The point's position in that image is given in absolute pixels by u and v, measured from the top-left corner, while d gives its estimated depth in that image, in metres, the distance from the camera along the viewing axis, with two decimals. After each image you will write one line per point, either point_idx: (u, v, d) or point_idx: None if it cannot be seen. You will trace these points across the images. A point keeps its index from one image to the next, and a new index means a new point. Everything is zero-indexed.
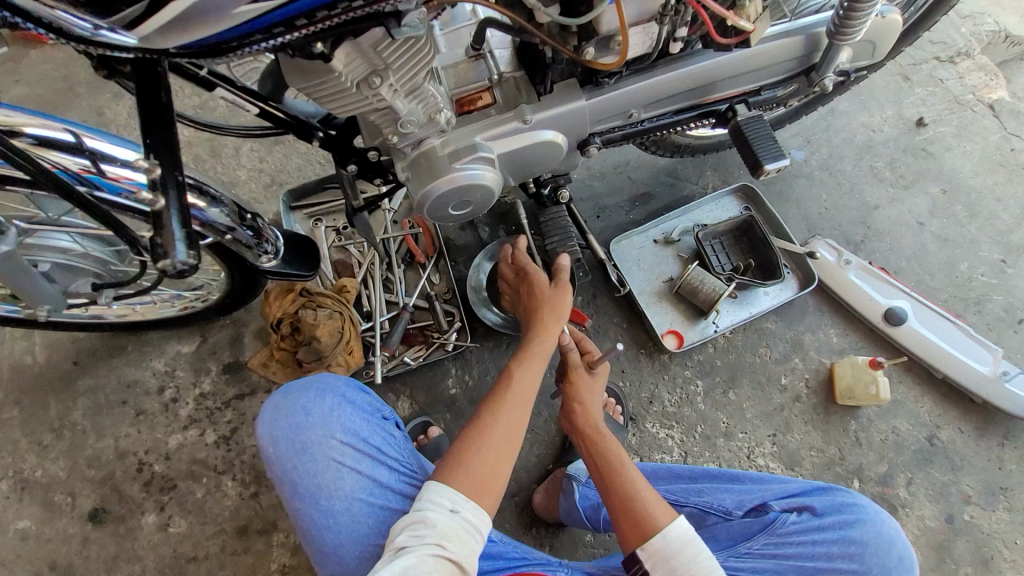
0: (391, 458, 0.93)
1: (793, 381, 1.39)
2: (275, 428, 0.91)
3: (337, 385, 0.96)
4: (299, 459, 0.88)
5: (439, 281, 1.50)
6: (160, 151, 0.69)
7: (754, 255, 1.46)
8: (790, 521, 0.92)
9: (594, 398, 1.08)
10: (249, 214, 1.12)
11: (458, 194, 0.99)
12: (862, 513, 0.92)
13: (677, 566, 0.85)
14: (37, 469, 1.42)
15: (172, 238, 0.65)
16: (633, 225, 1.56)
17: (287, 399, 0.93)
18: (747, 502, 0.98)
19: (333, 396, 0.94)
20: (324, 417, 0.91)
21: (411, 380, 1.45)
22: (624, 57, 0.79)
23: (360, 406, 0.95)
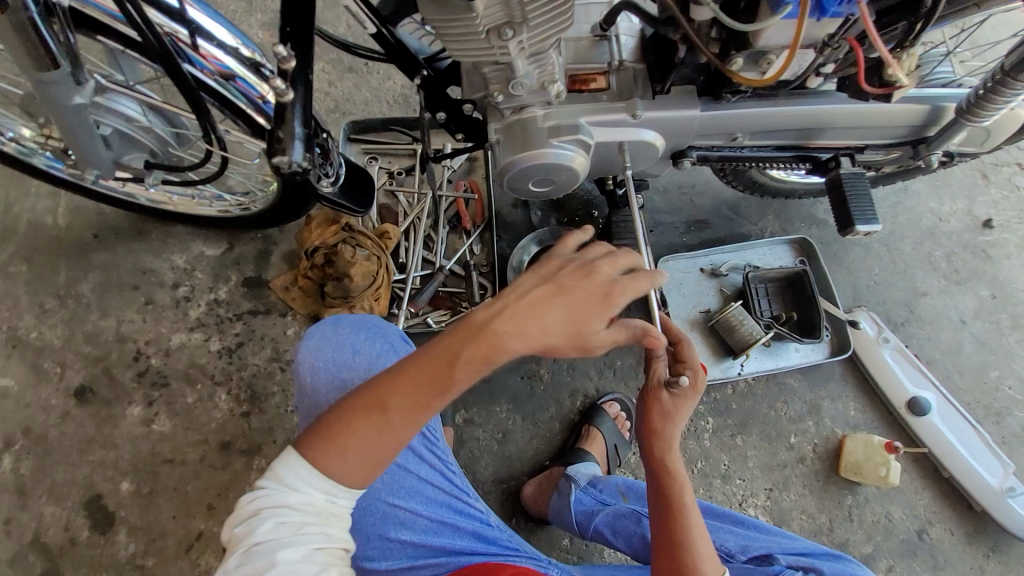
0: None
1: (801, 442, 1.39)
2: (319, 358, 0.89)
3: (388, 332, 0.96)
4: (337, 394, 0.88)
5: (480, 253, 1.48)
6: (297, 42, 0.78)
7: (797, 310, 1.43)
8: None
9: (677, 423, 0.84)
10: (323, 133, 1.09)
11: (544, 171, 0.96)
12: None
13: None
14: (33, 331, 1.38)
15: (292, 137, 0.79)
16: (684, 248, 1.53)
17: (337, 331, 0.93)
18: (751, 549, 1.00)
19: (383, 341, 0.94)
20: (370, 360, 0.90)
21: (428, 341, 1.43)
22: (775, 75, 0.75)
23: (404, 358, 0.96)
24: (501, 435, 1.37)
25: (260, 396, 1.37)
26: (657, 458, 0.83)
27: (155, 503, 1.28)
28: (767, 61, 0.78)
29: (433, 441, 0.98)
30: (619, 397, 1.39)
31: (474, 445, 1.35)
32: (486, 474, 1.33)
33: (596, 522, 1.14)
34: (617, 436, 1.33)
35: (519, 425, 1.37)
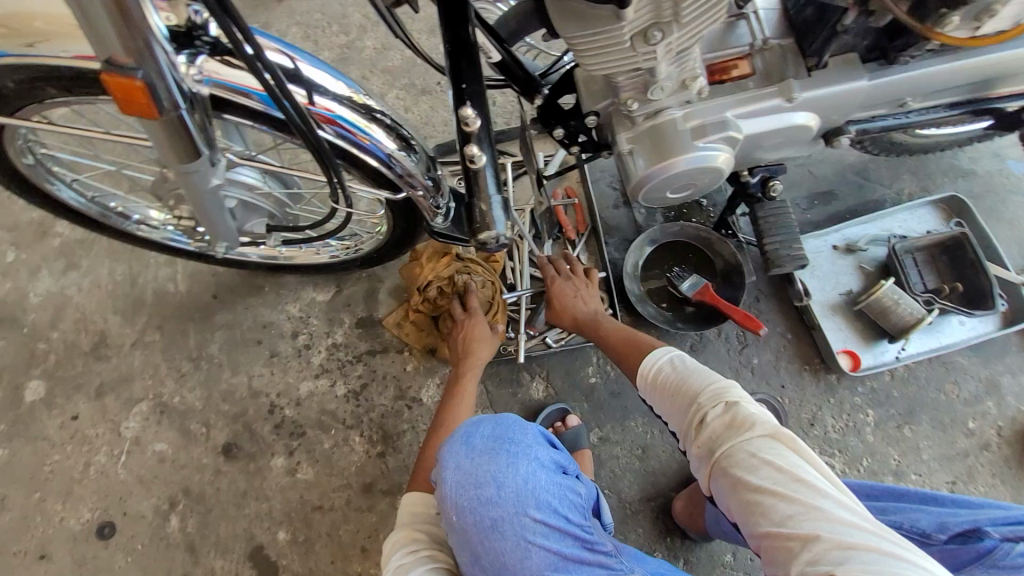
0: (578, 528, 0.87)
1: (982, 426, 1.24)
2: (461, 499, 0.85)
3: (524, 444, 0.91)
4: (488, 536, 0.83)
5: (588, 261, 1.41)
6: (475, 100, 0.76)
7: (957, 279, 1.27)
8: (1015, 553, 0.78)
9: (574, 295, 1.23)
10: (434, 164, 1.00)
11: (687, 178, 0.89)
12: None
13: (669, 382, 0.92)
14: (175, 395, 1.45)
15: (492, 208, 0.79)
16: (810, 225, 1.40)
17: (474, 462, 0.88)
18: (951, 526, 0.86)
19: (524, 462, 0.88)
20: (515, 491, 0.85)
21: (549, 361, 1.38)
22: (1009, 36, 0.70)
23: (549, 471, 0.90)
24: (640, 451, 1.30)
25: (393, 435, 1.38)
26: (570, 319, 1.22)
27: (313, 550, 1.32)
28: (989, 15, 0.70)
29: (596, 543, 0.87)
30: (763, 396, 1.28)
31: (614, 465, 1.30)
32: (632, 493, 1.28)
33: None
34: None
35: (658, 437, 1.31)
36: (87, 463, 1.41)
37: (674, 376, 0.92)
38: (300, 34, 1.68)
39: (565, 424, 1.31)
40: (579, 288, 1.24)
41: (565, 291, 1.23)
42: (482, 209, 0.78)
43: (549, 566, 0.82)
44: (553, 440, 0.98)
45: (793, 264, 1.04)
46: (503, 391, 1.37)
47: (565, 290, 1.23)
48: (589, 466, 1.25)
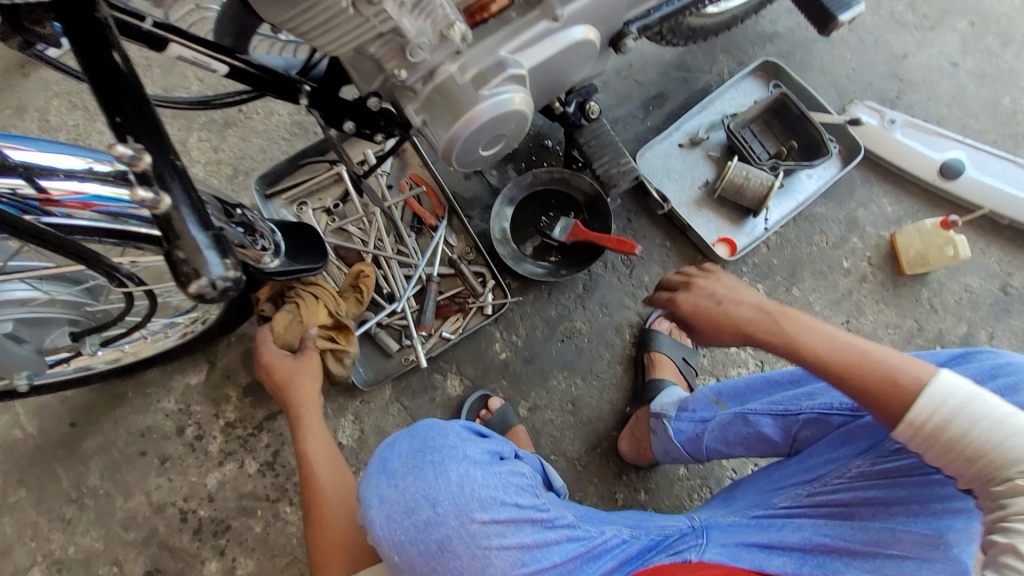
0: (530, 510, 0.82)
1: (856, 262, 1.32)
2: (398, 534, 0.79)
3: (448, 449, 0.83)
4: (439, 559, 0.79)
5: (458, 242, 1.35)
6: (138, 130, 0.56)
7: (793, 136, 1.33)
8: None
9: (746, 293, 0.85)
10: (236, 209, 0.92)
11: (489, 129, 0.82)
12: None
13: (971, 443, 0.67)
14: (69, 546, 1.27)
15: (197, 248, 0.54)
16: (652, 132, 1.41)
17: (401, 491, 0.81)
18: None
19: (454, 468, 0.81)
20: (453, 503, 0.79)
21: (455, 354, 1.32)
22: None
23: (484, 465, 0.83)
24: (571, 405, 1.29)
25: None
26: (723, 337, 0.84)
27: None
28: None
29: (553, 519, 0.83)
30: (667, 310, 1.30)
31: (551, 428, 1.27)
32: (577, 448, 1.26)
33: (706, 442, 1.04)
34: (681, 347, 1.27)
35: (584, 386, 1.29)
36: None
37: (962, 429, 0.68)
38: (60, 103, 1.45)
39: (489, 410, 1.26)
40: (712, 286, 0.86)
41: (735, 286, 0.86)
42: (183, 262, 0.54)
43: (513, 563, 0.79)
44: (479, 428, 0.91)
45: (627, 179, 1.06)
46: (420, 401, 1.30)
47: (722, 302, 0.84)
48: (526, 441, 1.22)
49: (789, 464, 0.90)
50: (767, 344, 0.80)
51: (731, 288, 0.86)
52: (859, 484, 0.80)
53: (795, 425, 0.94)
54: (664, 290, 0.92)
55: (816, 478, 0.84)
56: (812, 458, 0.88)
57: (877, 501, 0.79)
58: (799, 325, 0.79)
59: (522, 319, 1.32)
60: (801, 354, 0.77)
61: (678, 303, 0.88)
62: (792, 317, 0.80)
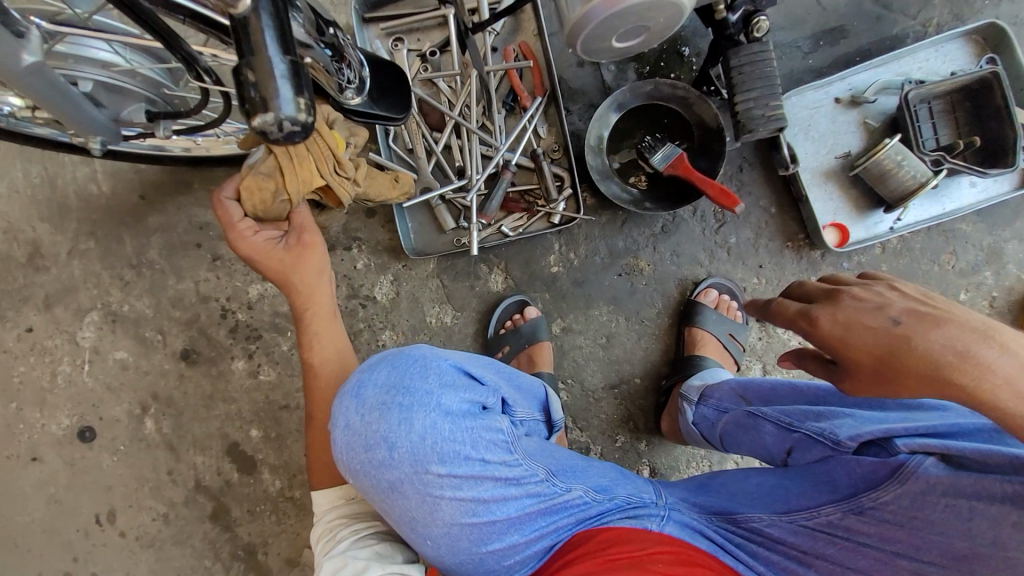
0: (495, 468, 0.79)
1: (974, 299, 1.14)
2: (354, 465, 0.79)
3: (420, 393, 0.79)
4: (388, 496, 0.79)
5: (547, 135, 1.23)
6: None
7: (978, 130, 1.08)
8: (927, 467, 0.69)
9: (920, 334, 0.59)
10: (327, 27, 0.82)
11: (633, 14, 0.67)
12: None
13: None
14: (124, 304, 1.39)
15: (270, 75, 0.50)
16: (810, 74, 1.18)
17: (365, 424, 0.79)
18: (866, 433, 0.76)
19: (419, 416, 0.78)
20: (410, 451, 0.78)
21: (508, 251, 1.28)
22: None
23: (456, 418, 0.79)
24: (604, 339, 1.25)
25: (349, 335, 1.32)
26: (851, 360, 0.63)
27: (286, 444, 1.36)
28: None
29: (518, 478, 0.80)
30: (717, 280, 1.20)
31: (577, 354, 1.25)
32: (595, 381, 1.25)
33: (720, 433, 0.98)
34: (727, 323, 1.18)
35: (624, 326, 1.24)
36: (53, 372, 1.40)
37: None
38: None
39: (524, 316, 1.24)
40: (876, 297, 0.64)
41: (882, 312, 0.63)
42: (253, 85, 0.50)
43: (462, 512, 0.78)
44: (471, 369, 0.85)
45: (770, 127, 0.87)
46: (460, 285, 1.30)
47: (939, 337, 0.58)
48: (548, 357, 1.21)
49: (768, 474, 0.85)
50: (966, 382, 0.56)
51: (982, 324, 0.58)
52: (823, 531, 0.74)
53: (790, 440, 0.85)
54: (815, 305, 0.68)
55: (787, 508, 0.77)
56: (790, 482, 0.81)
57: (833, 557, 0.74)
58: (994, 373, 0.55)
59: (586, 239, 1.25)
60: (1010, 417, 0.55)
61: (817, 326, 0.66)
62: (995, 346, 0.56)
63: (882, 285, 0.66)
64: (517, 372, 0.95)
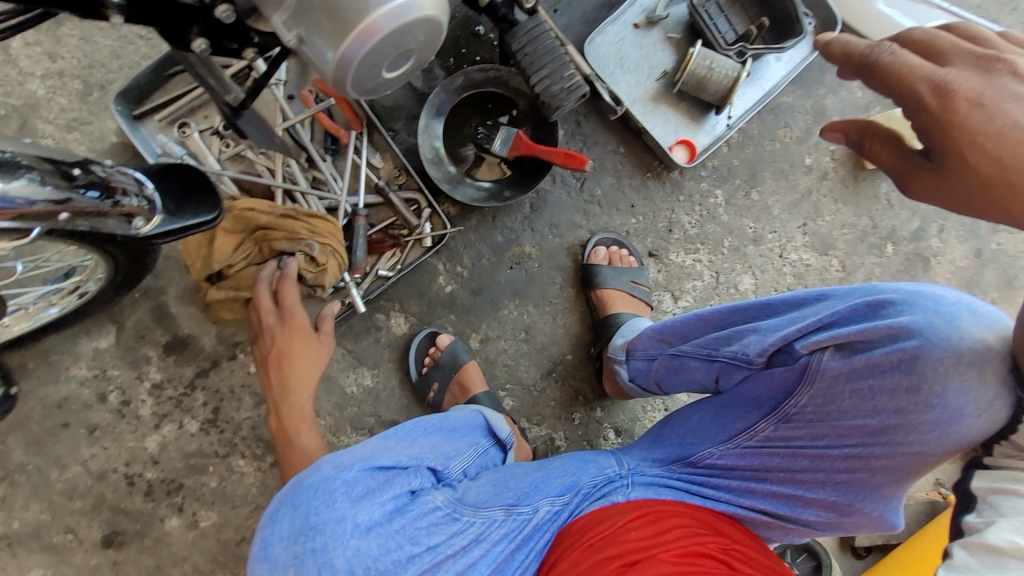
0: (444, 551, 0.75)
1: (818, 159, 1.23)
2: None
3: (330, 531, 0.72)
4: None
5: (384, 163, 1.17)
6: None
7: (763, 10, 1.13)
8: (825, 361, 0.71)
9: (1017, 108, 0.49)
10: (73, 168, 0.75)
11: (392, 46, 0.62)
12: (930, 332, 0.63)
13: None
14: (10, 522, 1.20)
15: None
16: (602, 9, 1.18)
17: None
18: (769, 345, 0.77)
19: (337, 552, 0.71)
20: None
21: (396, 290, 1.21)
22: None
23: (380, 528, 0.73)
24: (524, 333, 1.24)
25: None
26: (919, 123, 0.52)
27: None
28: None
29: (474, 541, 0.76)
30: (601, 236, 1.21)
31: (504, 358, 1.23)
32: (532, 374, 1.24)
33: (655, 379, 1.01)
34: (626, 271, 1.19)
35: (536, 314, 1.23)
36: None
37: None
38: None
39: (438, 347, 1.19)
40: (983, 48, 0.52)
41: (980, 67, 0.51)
42: None
43: None
44: (384, 462, 0.78)
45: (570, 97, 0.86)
46: (365, 343, 1.22)
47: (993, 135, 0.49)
48: (478, 376, 1.18)
49: (704, 406, 0.86)
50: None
51: None
52: (766, 448, 0.78)
53: (714, 369, 0.86)
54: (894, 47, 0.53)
55: (730, 438, 0.80)
56: (726, 409, 0.83)
57: (780, 467, 0.77)
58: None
59: (466, 248, 1.21)
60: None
61: (882, 74, 0.53)
62: None
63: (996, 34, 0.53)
64: (445, 415, 0.91)
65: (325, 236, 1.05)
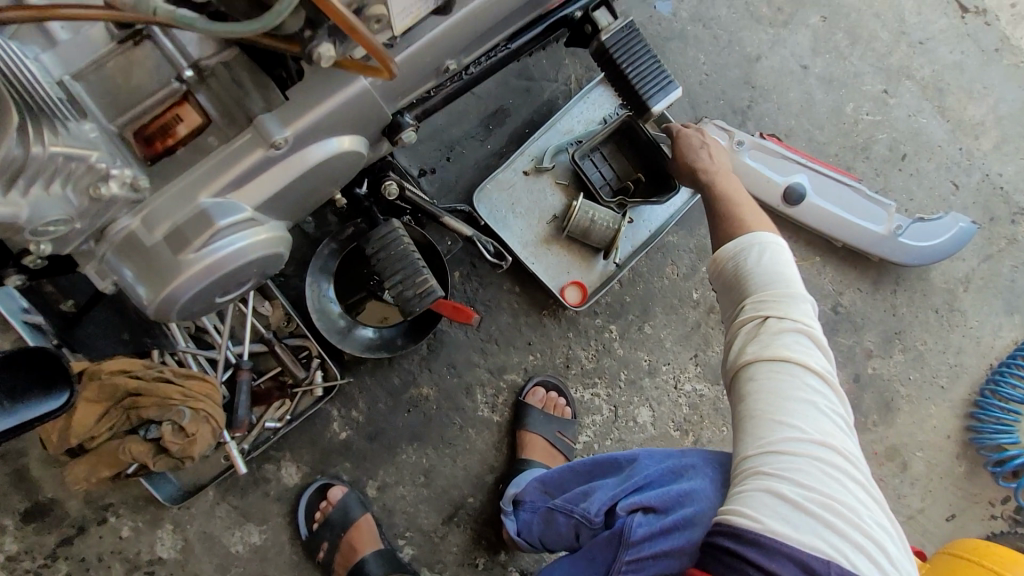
0: None
1: (704, 293, 1.29)
2: None
3: None
4: None
5: (273, 311, 1.12)
6: None
7: (642, 163, 1.20)
8: (636, 525, 0.77)
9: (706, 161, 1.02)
10: None
11: (221, 282, 0.60)
12: (700, 501, 0.76)
13: None
14: None
15: None
16: (495, 157, 1.23)
17: None
18: (603, 506, 0.85)
19: None
20: None
21: (287, 439, 1.16)
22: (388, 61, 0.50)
23: None
24: (423, 477, 1.19)
25: None
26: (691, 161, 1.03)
27: None
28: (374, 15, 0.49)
29: None
30: (544, 377, 1.22)
31: (403, 505, 1.18)
32: (432, 520, 1.19)
33: (537, 533, 0.99)
34: (554, 422, 1.18)
35: (436, 457, 1.20)
36: None
37: None
38: None
39: (330, 501, 1.13)
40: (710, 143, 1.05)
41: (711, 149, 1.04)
42: None
43: None
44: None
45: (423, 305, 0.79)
46: (251, 498, 1.14)
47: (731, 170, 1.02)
48: (371, 530, 1.13)
49: (558, 563, 0.88)
50: (718, 212, 0.92)
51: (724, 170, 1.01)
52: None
53: (573, 525, 0.90)
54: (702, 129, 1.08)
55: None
56: (571, 567, 0.84)
57: None
58: (730, 207, 0.92)
59: (361, 393, 1.18)
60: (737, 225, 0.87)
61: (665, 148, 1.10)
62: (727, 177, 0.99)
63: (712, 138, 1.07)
64: None
65: (197, 398, 0.99)
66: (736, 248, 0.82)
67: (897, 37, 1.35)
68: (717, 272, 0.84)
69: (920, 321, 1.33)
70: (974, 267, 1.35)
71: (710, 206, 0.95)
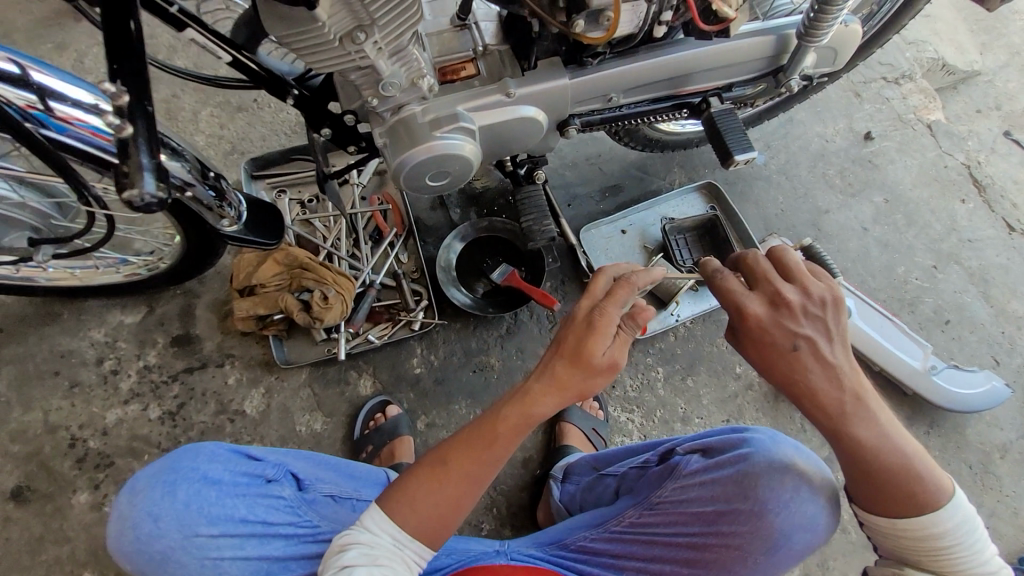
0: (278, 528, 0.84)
1: (746, 369, 1.47)
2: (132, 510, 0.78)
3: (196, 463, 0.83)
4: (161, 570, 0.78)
5: (408, 260, 1.48)
6: (124, 76, 0.80)
7: (715, 253, 1.52)
8: (690, 460, 0.96)
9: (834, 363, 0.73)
10: (212, 173, 1.08)
11: (437, 163, 0.97)
12: (755, 444, 0.92)
13: None
14: None
15: (138, 171, 0.79)
16: (602, 214, 1.60)
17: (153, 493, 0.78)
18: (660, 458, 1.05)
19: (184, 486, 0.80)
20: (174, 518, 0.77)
21: (375, 357, 1.42)
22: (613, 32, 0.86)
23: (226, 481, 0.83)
24: None
25: None
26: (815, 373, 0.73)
27: None
28: (606, 17, 0.87)
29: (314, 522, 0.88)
30: None
31: None
32: None
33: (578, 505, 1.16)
34: (591, 419, 1.37)
35: None
36: None
37: None
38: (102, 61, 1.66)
39: (385, 415, 1.34)
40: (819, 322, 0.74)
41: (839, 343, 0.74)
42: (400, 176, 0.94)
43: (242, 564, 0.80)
44: (251, 452, 0.90)
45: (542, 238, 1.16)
46: (330, 392, 1.39)
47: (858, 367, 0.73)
48: (409, 450, 1.31)
49: (598, 510, 1.05)
50: (858, 473, 0.75)
51: (858, 384, 0.73)
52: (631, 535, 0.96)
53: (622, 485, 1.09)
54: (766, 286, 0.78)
55: (600, 525, 0.99)
56: (609, 509, 1.03)
57: (639, 554, 0.93)
58: (887, 466, 0.73)
59: (443, 342, 1.44)
60: (884, 493, 0.74)
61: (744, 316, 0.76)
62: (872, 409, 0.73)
63: (807, 318, 0.74)
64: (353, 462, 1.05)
65: (343, 287, 1.33)
66: (946, 523, 0.72)
67: (950, 231, 1.64)
68: (899, 528, 0.75)
69: (952, 470, 1.39)
70: (1012, 439, 1.42)
71: (850, 460, 0.74)
